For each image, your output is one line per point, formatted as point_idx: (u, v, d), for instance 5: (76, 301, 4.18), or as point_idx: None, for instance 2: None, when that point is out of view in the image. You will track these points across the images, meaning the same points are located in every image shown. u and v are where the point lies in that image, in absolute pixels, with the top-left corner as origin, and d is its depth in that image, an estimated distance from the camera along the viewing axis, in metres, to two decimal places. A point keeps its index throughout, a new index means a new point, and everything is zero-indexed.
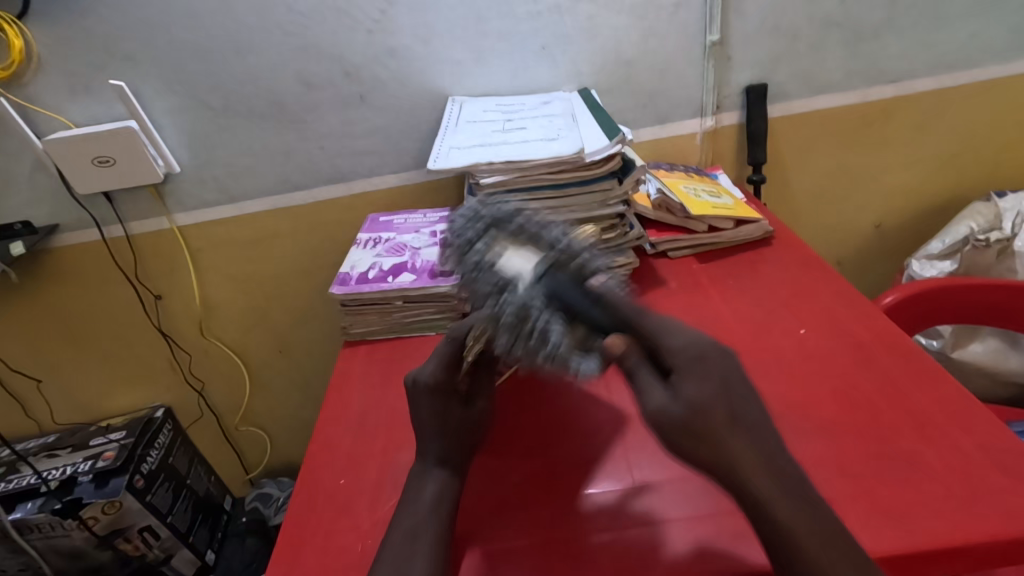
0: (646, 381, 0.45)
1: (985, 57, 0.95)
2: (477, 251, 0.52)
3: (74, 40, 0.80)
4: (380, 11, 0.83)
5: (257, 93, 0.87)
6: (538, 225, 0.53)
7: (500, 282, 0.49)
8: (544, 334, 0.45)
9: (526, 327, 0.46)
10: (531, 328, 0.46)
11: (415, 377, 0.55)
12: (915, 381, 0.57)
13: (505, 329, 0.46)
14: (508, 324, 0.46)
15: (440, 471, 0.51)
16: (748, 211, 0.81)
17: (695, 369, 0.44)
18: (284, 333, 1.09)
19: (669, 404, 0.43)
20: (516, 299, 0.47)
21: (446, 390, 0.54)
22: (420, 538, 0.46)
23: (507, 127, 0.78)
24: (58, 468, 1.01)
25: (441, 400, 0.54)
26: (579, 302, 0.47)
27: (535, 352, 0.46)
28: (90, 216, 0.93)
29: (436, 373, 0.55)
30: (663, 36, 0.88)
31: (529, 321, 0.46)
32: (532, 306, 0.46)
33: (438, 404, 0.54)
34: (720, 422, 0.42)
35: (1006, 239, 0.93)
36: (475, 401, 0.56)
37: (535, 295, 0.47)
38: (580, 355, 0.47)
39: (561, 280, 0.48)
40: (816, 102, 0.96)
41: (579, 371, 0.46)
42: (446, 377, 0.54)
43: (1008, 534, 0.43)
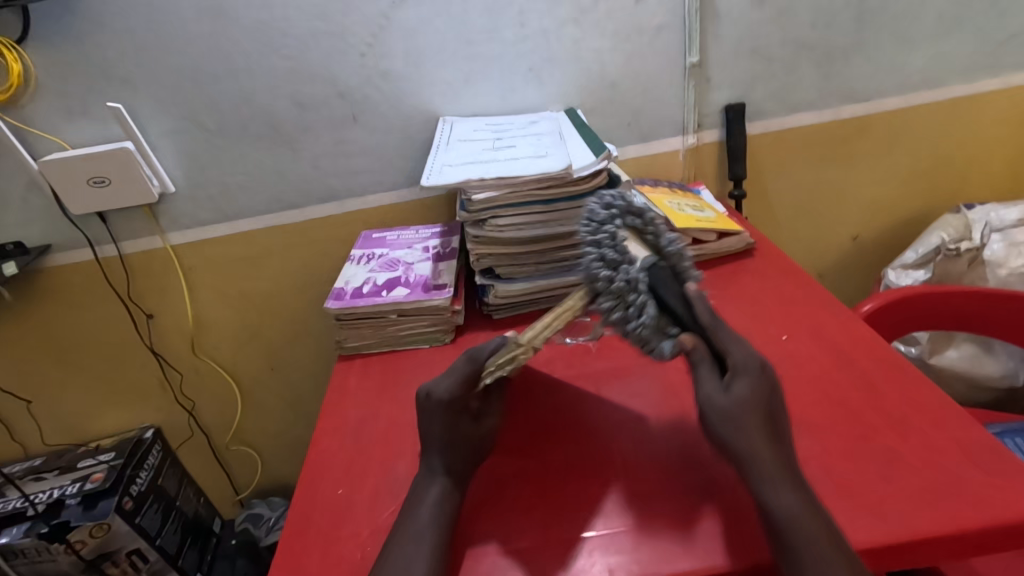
0: (705, 374, 0.50)
1: (948, 77, 1.01)
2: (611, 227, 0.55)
3: (71, 63, 0.82)
4: (373, 35, 0.86)
5: (252, 115, 0.89)
6: (657, 224, 0.56)
7: (612, 256, 0.53)
8: (638, 314, 0.51)
9: (628, 303, 0.52)
10: (631, 305, 0.51)
11: (429, 392, 0.55)
12: (892, 383, 0.59)
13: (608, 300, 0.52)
14: (614, 291, 0.52)
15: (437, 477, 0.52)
16: (730, 223, 0.84)
17: (749, 381, 0.49)
18: (277, 350, 1.09)
19: (719, 395, 0.48)
20: (628, 275, 0.52)
21: (460, 406, 0.55)
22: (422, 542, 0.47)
23: (497, 145, 0.81)
24: (45, 491, 1.00)
25: (452, 416, 0.54)
26: (672, 299, 0.52)
27: (625, 320, 0.52)
28: (83, 236, 0.94)
29: (452, 390, 0.55)
30: (645, 58, 0.92)
31: (637, 293, 0.52)
32: (635, 283, 0.52)
33: (448, 420, 0.54)
34: (756, 427, 0.47)
35: (976, 249, 0.99)
36: (484, 418, 0.57)
37: (643, 275, 0.52)
38: (660, 336, 0.52)
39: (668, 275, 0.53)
40: (792, 119, 1.00)
41: (657, 351, 0.52)
42: (462, 395, 0.55)
43: (982, 525, 0.46)
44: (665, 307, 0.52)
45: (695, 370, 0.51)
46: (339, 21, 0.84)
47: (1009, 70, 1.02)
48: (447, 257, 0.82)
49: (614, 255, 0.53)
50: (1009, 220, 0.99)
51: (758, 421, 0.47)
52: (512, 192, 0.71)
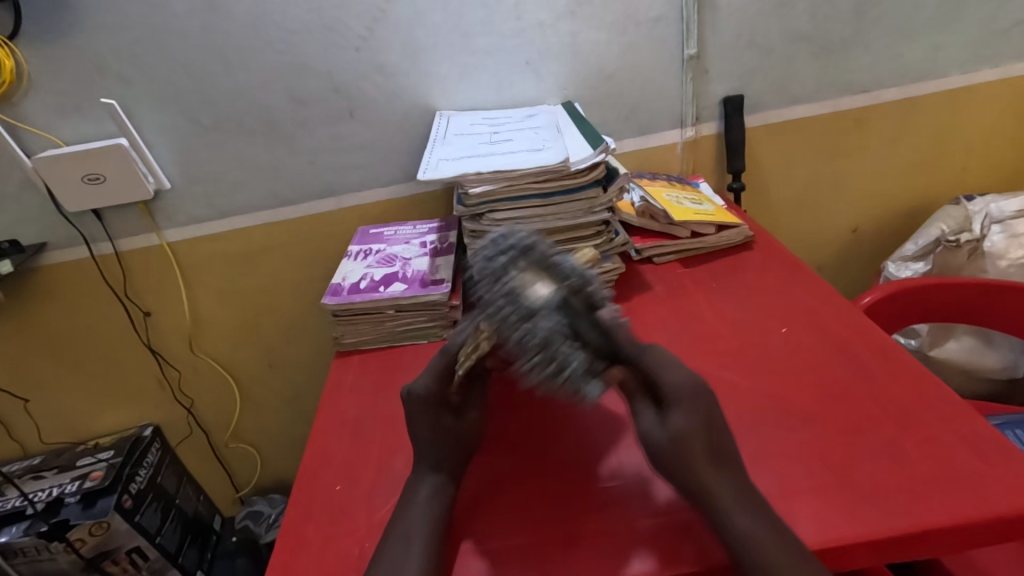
0: (642, 408, 0.50)
1: (948, 68, 1.00)
2: (510, 278, 0.50)
3: (64, 59, 0.81)
4: (368, 29, 0.85)
5: (248, 110, 0.88)
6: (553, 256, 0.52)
7: (526, 305, 0.47)
8: (566, 359, 0.47)
9: (550, 351, 0.47)
10: (553, 352, 0.47)
11: (409, 390, 0.55)
12: (891, 374, 0.59)
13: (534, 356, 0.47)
14: (536, 347, 0.46)
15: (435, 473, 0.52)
16: (728, 216, 0.84)
17: (683, 411, 0.47)
18: (275, 347, 1.09)
19: (656, 428, 0.47)
20: (546, 326, 0.47)
21: (437, 401, 0.54)
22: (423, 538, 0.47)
23: (494, 139, 0.81)
24: (43, 490, 1.00)
25: (433, 410, 0.54)
26: (587, 333, 0.49)
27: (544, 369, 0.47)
28: (79, 234, 0.94)
29: (429, 385, 0.55)
30: (643, 50, 0.91)
31: (540, 342, 0.47)
32: (557, 334, 0.47)
33: (430, 416, 0.54)
34: (700, 455, 0.46)
35: (976, 240, 0.97)
36: (467, 412, 0.56)
37: (548, 318, 0.47)
38: (589, 378, 0.48)
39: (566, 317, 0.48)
40: (791, 111, 0.99)
41: (586, 396, 0.48)
42: (439, 389, 0.54)
43: (983, 516, 0.45)
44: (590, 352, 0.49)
45: (632, 402, 0.51)
46: (334, 14, 0.84)
47: (1009, 60, 1.01)
48: (444, 252, 0.82)
49: (521, 305, 0.48)
50: (1008, 211, 0.98)
51: (693, 451, 0.46)
52: (509, 186, 0.71)
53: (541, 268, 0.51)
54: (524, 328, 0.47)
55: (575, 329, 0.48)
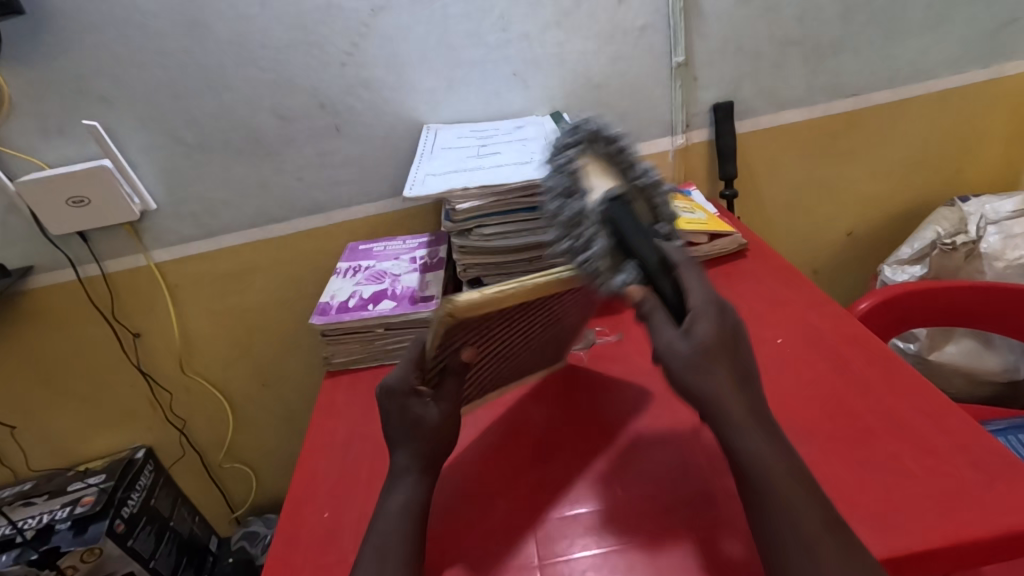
0: (659, 322, 0.42)
1: (938, 69, 0.99)
2: (569, 164, 0.51)
3: (46, 81, 0.80)
4: (352, 44, 0.84)
5: (232, 128, 0.87)
6: (627, 152, 0.50)
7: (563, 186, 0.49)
8: (588, 242, 0.45)
9: (577, 234, 0.46)
10: (581, 236, 0.46)
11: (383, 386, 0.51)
12: (889, 385, 0.58)
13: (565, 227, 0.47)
14: (563, 221, 0.48)
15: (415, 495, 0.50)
16: (721, 225, 0.83)
17: (706, 316, 0.42)
18: (267, 365, 1.08)
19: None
20: (578, 206, 0.47)
21: (408, 391, 0.50)
22: (401, 553, 0.45)
23: (482, 152, 0.80)
24: (33, 517, 0.98)
25: (401, 403, 0.50)
26: (634, 234, 0.44)
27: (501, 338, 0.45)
28: (64, 256, 0.92)
29: (402, 374, 0.51)
30: (630, 58, 0.90)
31: (584, 226, 0.46)
32: (586, 216, 0.47)
33: (399, 406, 0.50)
34: None
35: (972, 242, 0.97)
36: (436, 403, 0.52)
37: (599, 207, 0.46)
38: (613, 272, 0.44)
39: (625, 210, 0.46)
40: (781, 116, 0.99)
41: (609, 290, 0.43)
42: (411, 378, 0.50)
43: (988, 533, 0.44)
44: (634, 248, 0.44)
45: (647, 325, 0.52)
46: (317, 30, 0.83)
47: (999, 60, 1.00)
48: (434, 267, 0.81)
49: (566, 186, 0.49)
50: (1004, 211, 0.97)
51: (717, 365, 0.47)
52: (496, 201, 0.70)
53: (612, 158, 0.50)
54: (565, 213, 0.48)
55: (617, 224, 0.45)
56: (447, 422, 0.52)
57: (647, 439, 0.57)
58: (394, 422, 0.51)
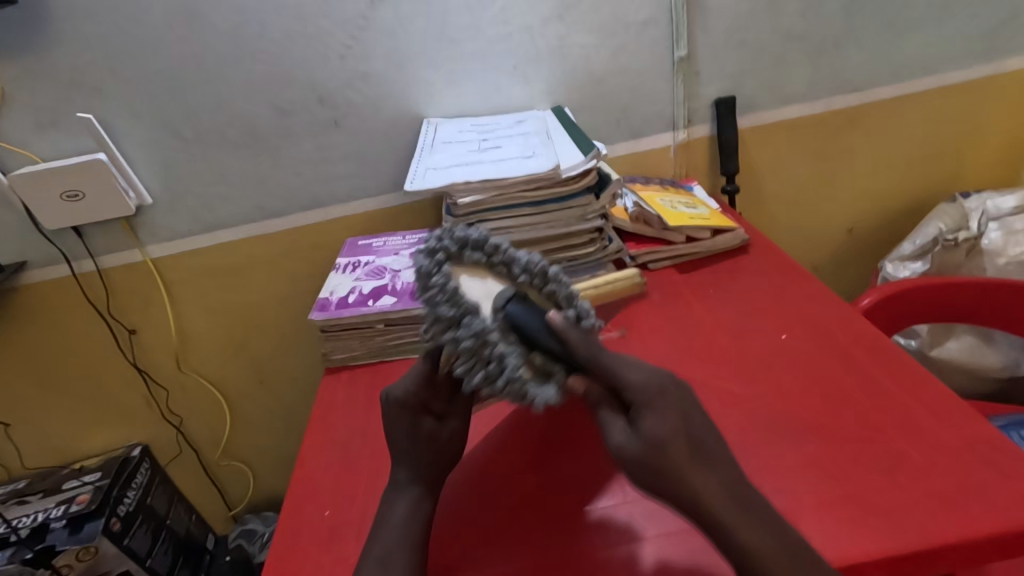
0: (611, 421, 0.44)
1: (940, 65, 0.99)
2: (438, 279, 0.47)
3: (39, 73, 0.79)
4: (352, 37, 0.83)
5: (229, 121, 0.86)
6: (504, 249, 0.50)
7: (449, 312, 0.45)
8: (500, 363, 0.44)
9: (484, 357, 0.45)
10: (489, 359, 0.44)
11: (387, 393, 0.53)
12: (895, 380, 0.58)
13: (465, 358, 0.45)
14: (467, 349, 0.45)
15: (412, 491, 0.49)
16: (723, 220, 0.83)
17: None
18: (265, 362, 1.07)
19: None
20: (481, 325, 0.45)
21: (417, 405, 0.52)
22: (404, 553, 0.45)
23: (483, 146, 0.79)
24: (28, 515, 0.97)
25: (412, 420, 0.51)
26: (540, 331, 0.44)
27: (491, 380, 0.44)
28: (59, 252, 0.91)
29: (412, 389, 0.52)
30: (632, 52, 0.90)
31: (490, 349, 0.45)
32: (491, 334, 0.45)
33: (408, 421, 0.51)
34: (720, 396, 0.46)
35: (973, 239, 0.96)
36: (445, 418, 0.53)
37: (494, 322, 0.45)
38: (540, 380, 0.45)
39: (525, 309, 0.46)
40: (782, 112, 0.98)
41: (537, 401, 0.44)
42: (420, 394, 0.52)
43: (997, 530, 0.44)
44: (541, 347, 0.45)
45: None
46: (316, 23, 0.82)
47: (1001, 56, 1.00)
48: None
49: (452, 303, 0.46)
50: (1005, 208, 0.97)
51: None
52: (499, 195, 0.69)
53: (489, 265, 0.50)
54: (454, 309, 0.46)
55: (523, 330, 0.45)
56: (460, 437, 0.53)
57: None
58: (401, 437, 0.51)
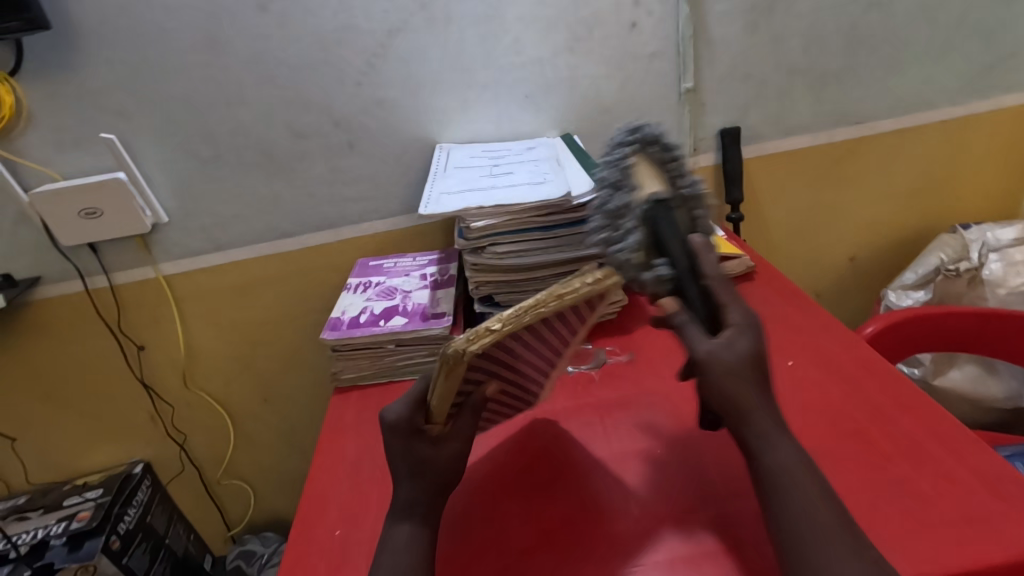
0: (693, 331, 0.46)
1: (939, 99, 1.02)
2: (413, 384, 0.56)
3: (65, 94, 0.81)
4: (369, 65, 0.86)
5: (246, 144, 0.88)
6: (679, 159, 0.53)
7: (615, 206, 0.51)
8: (625, 236, 0.50)
9: (620, 224, 0.51)
10: (623, 227, 0.50)
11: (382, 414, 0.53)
12: (899, 407, 0.58)
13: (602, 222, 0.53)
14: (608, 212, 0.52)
15: (425, 515, 0.50)
16: (729, 247, 0.84)
17: (736, 330, 0.47)
18: (271, 381, 1.07)
19: (722, 352, 0.45)
20: (623, 200, 0.51)
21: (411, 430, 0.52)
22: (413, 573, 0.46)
23: (495, 172, 0.81)
24: (27, 532, 0.96)
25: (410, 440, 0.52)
26: (672, 241, 0.48)
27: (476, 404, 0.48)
28: (73, 267, 0.92)
29: (403, 412, 0.52)
30: (640, 83, 0.92)
31: (627, 219, 0.50)
32: (628, 210, 0.50)
33: (403, 445, 0.52)
34: (748, 391, 0.46)
35: (975, 270, 0.98)
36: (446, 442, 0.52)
37: (644, 205, 0.49)
38: (643, 269, 0.49)
39: (665, 216, 0.49)
40: (786, 142, 1.01)
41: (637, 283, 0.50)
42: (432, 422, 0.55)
43: (1005, 557, 0.44)
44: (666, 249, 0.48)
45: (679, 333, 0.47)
46: (334, 50, 0.85)
47: (998, 92, 1.03)
48: (445, 284, 0.81)
49: (615, 177, 0.53)
50: (1005, 239, 0.99)
51: (735, 378, 0.45)
52: (511, 220, 0.71)
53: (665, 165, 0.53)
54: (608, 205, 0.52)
55: (653, 229, 0.49)
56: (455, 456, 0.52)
57: (659, 454, 0.58)
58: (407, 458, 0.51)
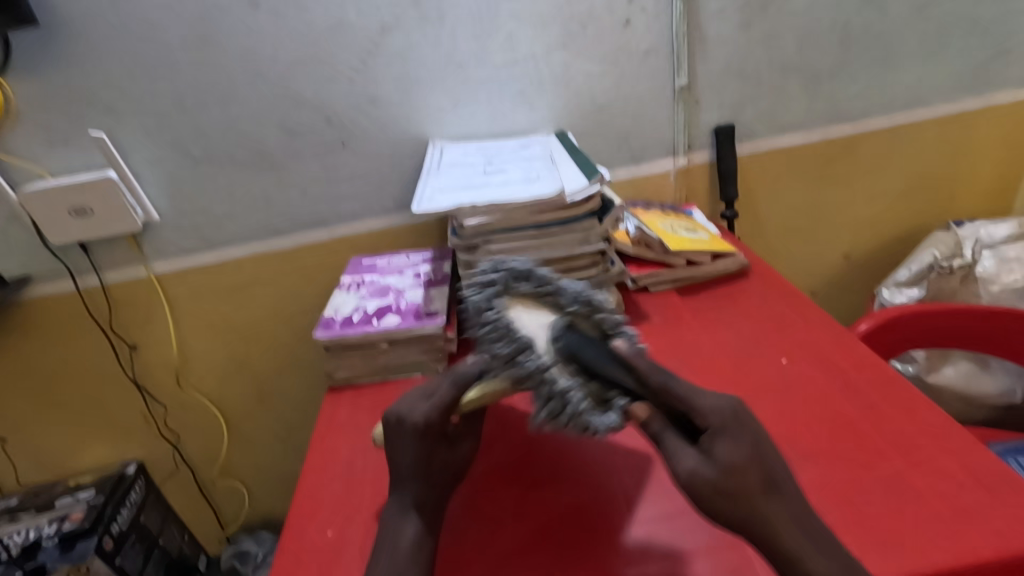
0: (676, 445, 0.46)
1: (933, 96, 1.02)
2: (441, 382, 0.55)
3: (54, 92, 0.81)
4: (362, 62, 0.85)
5: (238, 141, 0.88)
6: (548, 284, 0.58)
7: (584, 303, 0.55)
8: (563, 394, 0.50)
9: (548, 388, 0.51)
10: (552, 390, 0.50)
11: (402, 417, 0.53)
12: (894, 405, 0.58)
13: (543, 402, 0.50)
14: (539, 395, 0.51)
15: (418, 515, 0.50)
16: (723, 245, 0.84)
17: (721, 438, 0.46)
18: (265, 380, 1.07)
19: (703, 467, 0.45)
20: (535, 362, 0.51)
21: (436, 433, 0.53)
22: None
23: (489, 169, 0.80)
24: (19, 533, 0.96)
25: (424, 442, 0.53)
26: (595, 361, 0.51)
27: (555, 416, 0.50)
28: (64, 267, 0.92)
29: (429, 415, 0.53)
30: (634, 80, 0.92)
31: (547, 386, 0.51)
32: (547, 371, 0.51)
33: (424, 447, 0.53)
34: (755, 490, 0.44)
35: (969, 266, 0.98)
36: (460, 442, 0.56)
37: (547, 360, 0.52)
38: (602, 410, 0.50)
39: (580, 341, 0.53)
40: (780, 140, 1.00)
41: (598, 429, 0.49)
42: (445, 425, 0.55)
43: (998, 555, 0.44)
44: (604, 376, 0.50)
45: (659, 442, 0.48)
46: (326, 47, 0.84)
47: (991, 89, 1.03)
48: (439, 283, 0.81)
49: (507, 348, 0.53)
50: (998, 236, 1.00)
51: (749, 472, 0.45)
52: (505, 218, 0.71)
53: (537, 295, 0.57)
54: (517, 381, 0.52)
55: (581, 361, 0.51)
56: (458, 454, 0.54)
57: (655, 454, 0.58)
58: (407, 457, 0.52)
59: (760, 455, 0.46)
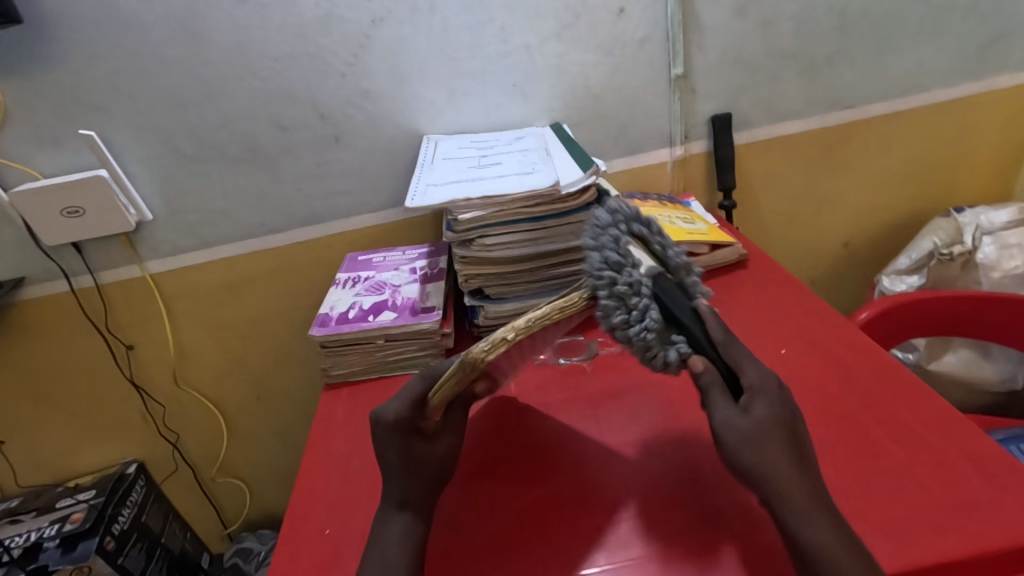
0: (718, 399, 0.45)
1: (932, 81, 1.01)
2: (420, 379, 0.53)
3: (42, 91, 0.80)
4: (353, 55, 0.84)
5: (230, 138, 0.87)
6: (660, 232, 0.53)
7: (614, 258, 0.48)
8: (642, 318, 0.46)
9: (629, 305, 0.46)
10: (633, 308, 0.46)
11: (378, 414, 0.52)
12: (895, 395, 0.58)
13: (612, 298, 0.47)
14: (615, 291, 0.47)
15: (416, 511, 0.49)
16: (721, 235, 0.83)
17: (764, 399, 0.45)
18: (263, 378, 1.06)
19: (737, 421, 0.44)
20: (632, 276, 0.47)
21: (409, 428, 0.51)
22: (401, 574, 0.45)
23: (483, 162, 0.80)
24: (19, 535, 0.95)
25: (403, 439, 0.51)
26: (684, 313, 0.48)
27: (627, 325, 0.46)
28: (58, 268, 0.91)
29: (404, 411, 0.51)
30: (630, 69, 0.91)
31: (639, 296, 0.47)
32: (640, 287, 0.47)
33: (400, 445, 0.51)
34: (779, 443, 0.44)
35: (969, 253, 0.97)
36: (440, 439, 0.53)
37: (648, 280, 0.48)
38: (664, 345, 0.47)
39: (670, 288, 0.49)
40: (778, 128, 1.00)
41: (663, 361, 0.47)
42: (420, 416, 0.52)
43: (1000, 545, 0.44)
44: (676, 318, 0.48)
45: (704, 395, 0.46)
46: (318, 41, 0.83)
47: (992, 73, 1.02)
48: (435, 278, 0.80)
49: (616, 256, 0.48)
50: (998, 222, 0.99)
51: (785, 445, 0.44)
52: (499, 212, 0.70)
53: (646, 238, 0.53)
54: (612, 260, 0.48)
55: (665, 301, 0.48)
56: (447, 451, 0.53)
57: (653, 449, 0.57)
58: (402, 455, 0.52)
59: (792, 419, 0.45)
